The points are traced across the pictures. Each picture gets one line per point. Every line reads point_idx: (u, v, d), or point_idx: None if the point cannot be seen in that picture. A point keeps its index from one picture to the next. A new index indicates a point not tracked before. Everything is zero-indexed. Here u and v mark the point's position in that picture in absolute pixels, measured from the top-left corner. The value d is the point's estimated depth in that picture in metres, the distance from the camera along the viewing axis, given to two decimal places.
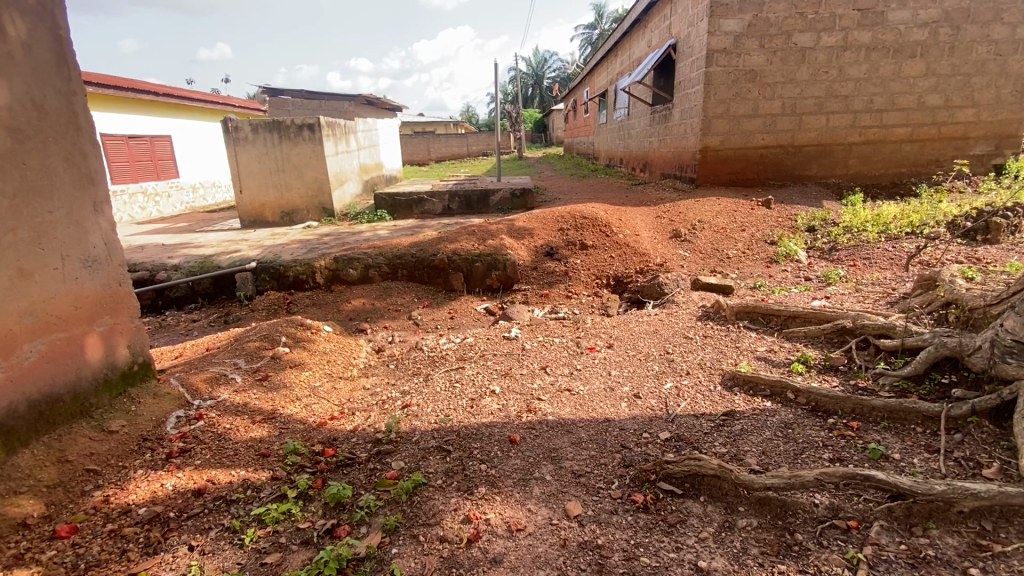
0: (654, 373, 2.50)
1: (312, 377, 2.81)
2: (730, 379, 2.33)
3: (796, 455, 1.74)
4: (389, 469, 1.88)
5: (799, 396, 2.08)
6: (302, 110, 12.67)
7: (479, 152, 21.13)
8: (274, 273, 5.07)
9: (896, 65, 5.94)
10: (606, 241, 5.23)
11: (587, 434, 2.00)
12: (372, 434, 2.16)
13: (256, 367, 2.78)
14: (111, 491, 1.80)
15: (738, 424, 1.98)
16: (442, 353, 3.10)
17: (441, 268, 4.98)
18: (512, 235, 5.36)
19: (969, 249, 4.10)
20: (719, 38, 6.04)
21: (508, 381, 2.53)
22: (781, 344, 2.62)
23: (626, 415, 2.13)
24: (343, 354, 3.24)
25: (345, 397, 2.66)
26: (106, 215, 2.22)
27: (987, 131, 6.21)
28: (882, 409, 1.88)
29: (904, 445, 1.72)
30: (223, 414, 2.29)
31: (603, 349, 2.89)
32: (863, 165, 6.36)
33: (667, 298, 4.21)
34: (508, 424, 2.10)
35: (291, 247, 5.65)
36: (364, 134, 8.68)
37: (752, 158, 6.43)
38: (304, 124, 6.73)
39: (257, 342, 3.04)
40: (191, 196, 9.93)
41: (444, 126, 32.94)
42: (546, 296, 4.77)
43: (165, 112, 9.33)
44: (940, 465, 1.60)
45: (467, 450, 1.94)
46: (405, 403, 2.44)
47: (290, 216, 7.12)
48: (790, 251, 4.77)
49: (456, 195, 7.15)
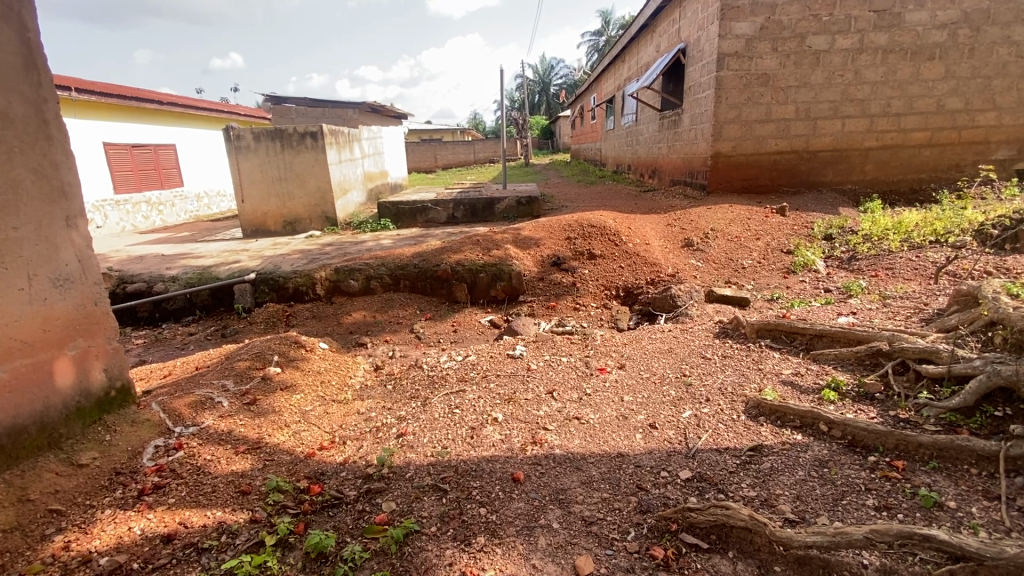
0: (671, 400, 2.30)
1: (303, 401, 2.63)
2: (754, 408, 2.13)
3: (836, 502, 1.54)
4: (379, 512, 1.70)
5: (833, 429, 1.88)
6: (307, 118, 12.60)
7: (486, 159, 21.04)
8: (273, 284, 4.93)
9: (914, 68, 5.73)
10: (615, 250, 5.03)
11: (598, 472, 1.81)
12: (363, 468, 1.99)
13: (245, 389, 2.62)
14: (73, 536, 1.63)
15: (767, 461, 1.78)
16: (443, 373, 2.92)
17: (444, 278, 4.83)
18: (518, 244, 5.17)
19: (998, 259, 3.89)
20: (730, 42, 5.87)
21: (511, 408, 2.33)
22: (808, 366, 2.42)
23: (641, 449, 1.93)
24: (339, 373, 3.06)
25: (337, 423, 2.48)
26: (81, 230, 2.08)
27: (1010, 135, 5.97)
28: (930, 446, 1.67)
29: (959, 491, 1.51)
30: (205, 444, 2.13)
31: (614, 370, 2.70)
32: (881, 171, 6.13)
33: (681, 311, 4.01)
34: (511, 459, 1.91)
35: (291, 257, 5.52)
36: (367, 142, 8.57)
37: (766, 164, 6.23)
38: (307, 132, 6.63)
39: (247, 361, 2.87)
40: (195, 205, 9.87)
41: (451, 133, 33.02)
42: (553, 308, 4.59)
43: (169, 121, 9.28)
44: (1003, 517, 1.39)
45: (465, 490, 1.75)
46: (400, 431, 2.25)
47: (292, 226, 6.99)
48: (808, 261, 4.56)
49: (461, 203, 6.99)
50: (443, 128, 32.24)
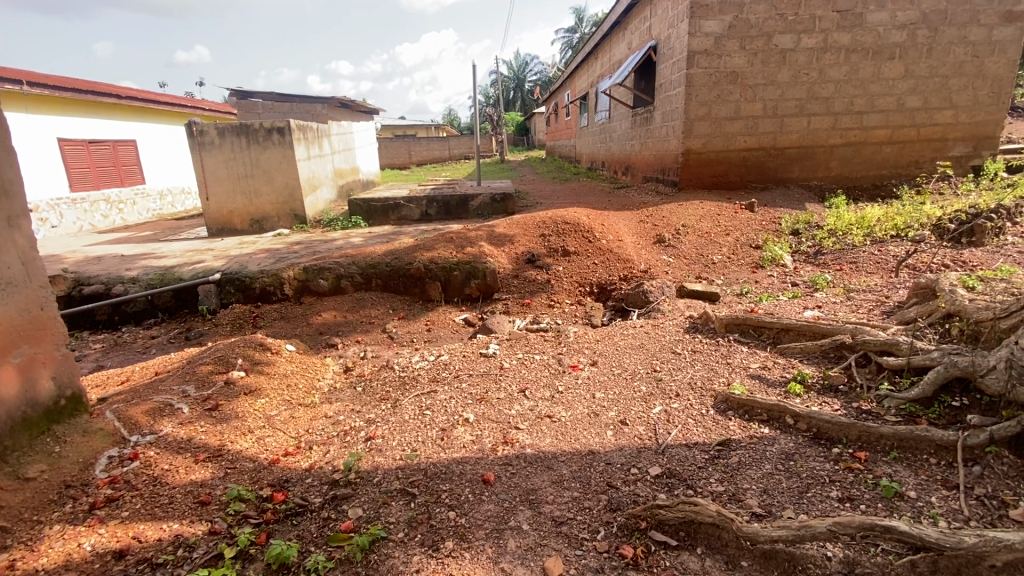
0: (642, 396, 2.30)
1: (268, 406, 2.55)
2: (723, 402, 2.15)
3: (801, 495, 1.56)
4: (344, 519, 1.65)
5: (798, 421, 1.91)
6: (274, 113, 12.24)
7: (461, 155, 20.89)
8: (239, 285, 4.78)
9: (875, 67, 5.89)
10: (589, 247, 5.04)
11: (569, 470, 1.79)
12: (329, 474, 1.93)
13: (206, 395, 2.53)
14: (18, 555, 1.54)
15: (735, 456, 1.79)
16: (415, 373, 2.87)
17: (417, 277, 4.76)
18: (491, 242, 5.13)
19: (954, 253, 4.04)
20: (699, 40, 5.93)
21: (483, 408, 2.30)
22: (775, 360, 2.45)
23: (612, 446, 1.93)
24: (307, 376, 2.98)
25: (303, 428, 2.40)
26: (24, 230, 1.96)
27: (965, 133, 6.20)
28: (891, 437, 1.71)
29: (919, 480, 1.56)
30: (163, 453, 2.05)
31: (586, 367, 2.69)
32: (845, 167, 6.30)
33: (653, 307, 4.05)
34: (482, 460, 1.88)
35: (258, 256, 5.36)
36: (338, 138, 8.39)
37: (735, 160, 6.33)
38: (274, 127, 6.44)
39: (209, 366, 2.77)
40: (158, 203, 9.52)
41: (425, 129, 32.71)
42: (527, 306, 4.58)
43: (128, 116, 8.91)
44: (961, 506, 1.44)
45: (434, 494, 1.72)
46: (368, 434, 2.20)
47: (260, 224, 6.80)
48: (776, 256, 4.66)
49: (435, 201, 6.91)
50: (417, 124, 31.89)
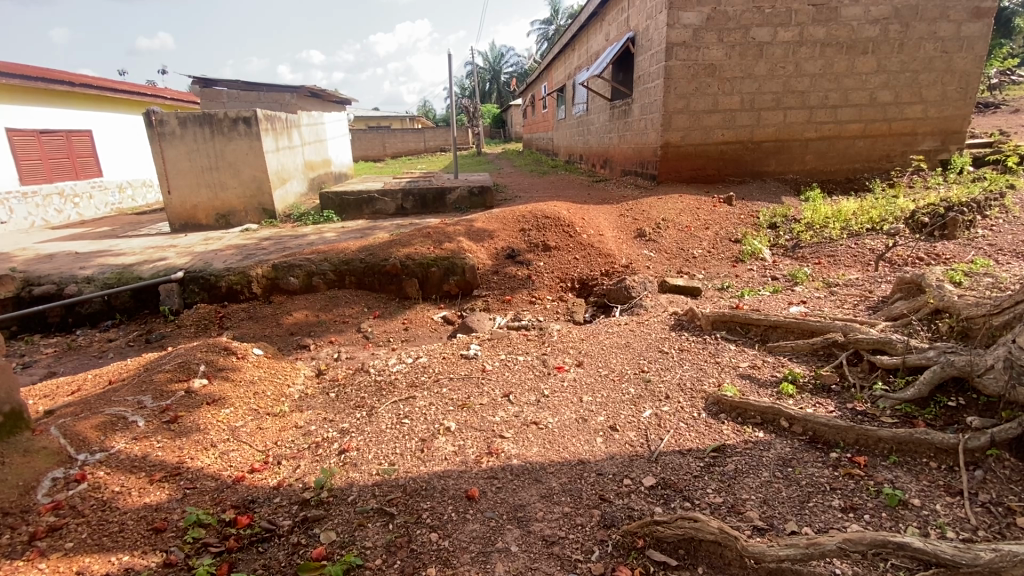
0: (631, 398, 2.21)
1: (233, 416, 2.38)
2: (715, 405, 2.07)
3: (803, 505, 1.49)
4: (316, 545, 1.52)
5: (793, 425, 1.85)
6: (238, 102, 11.67)
7: (436, 148, 20.57)
8: (204, 284, 4.52)
9: (849, 61, 5.92)
10: (570, 241, 4.94)
11: (558, 483, 1.69)
12: (300, 492, 1.79)
13: (165, 406, 2.34)
14: None
15: (732, 463, 1.71)
16: (392, 377, 2.72)
17: (393, 274, 4.58)
18: (470, 237, 4.98)
19: (929, 246, 4.09)
20: (678, 32, 5.86)
21: (464, 415, 2.17)
22: (764, 358, 2.39)
23: (603, 455, 1.83)
24: (275, 382, 2.79)
25: (272, 440, 2.24)
26: None
27: (934, 127, 6.30)
28: (890, 440, 1.65)
29: (921, 487, 1.50)
30: (114, 473, 1.86)
31: (572, 369, 2.58)
32: (819, 161, 6.33)
33: (636, 303, 3.98)
34: (466, 473, 1.76)
35: (224, 253, 5.10)
36: (308, 129, 8.08)
37: (713, 154, 6.31)
38: (239, 117, 6.13)
39: (168, 374, 2.57)
40: (117, 197, 9.05)
41: (400, 121, 32.19)
42: (507, 302, 4.46)
43: (83, 104, 8.41)
44: (967, 514, 1.38)
45: (414, 513, 1.59)
46: (342, 446, 2.05)
47: (226, 219, 6.49)
48: (756, 250, 4.64)
49: (410, 194, 6.71)
50: (392, 116, 31.30)
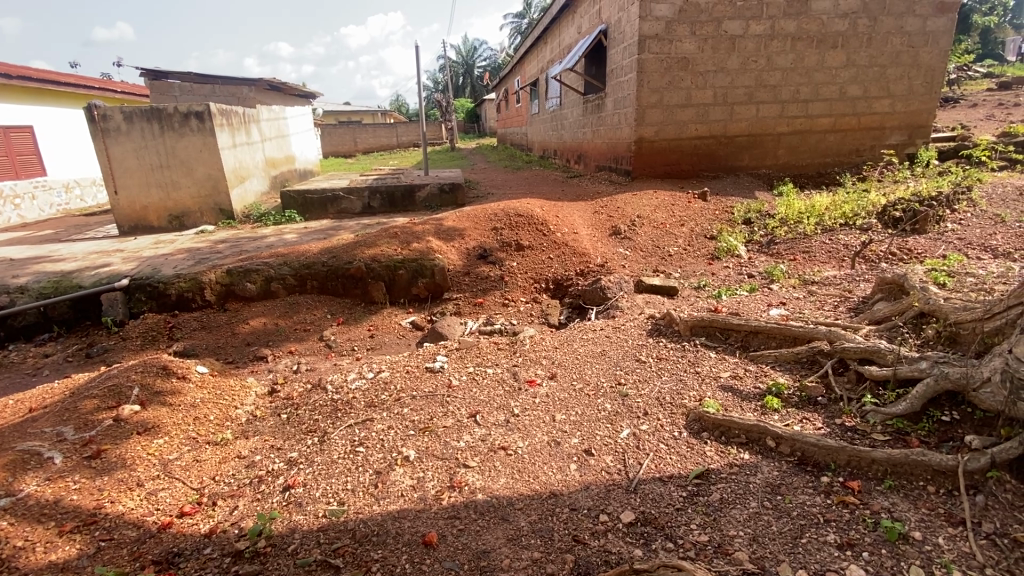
0: (607, 416, 2.05)
1: (167, 448, 2.13)
2: (696, 422, 1.92)
3: (795, 542, 1.35)
4: None
5: (781, 445, 1.71)
6: (191, 95, 11.04)
7: (408, 143, 20.12)
8: (151, 292, 4.18)
9: (819, 56, 5.89)
10: (543, 240, 4.76)
11: (527, 522, 1.51)
12: (233, 542, 1.58)
13: (87, 439, 2.09)
14: None
15: (716, 492, 1.56)
16: (350, 395, 2.49)
17: (358, 277, 4.32)
18: (439, 236, 4.75)
19: (901, 241, 4.06)
20: (650, 24, 5.74)
21: (426, 440, 1.97)
22: (746, 367, 2.26)
23: (576, 485, 1.66)
24: (220, 405, 2.53)
25: (210, 474, 2.01)
26: None
27: (902, 122, 6.33)
28: (884, 462, 1.52)
29: (921, 516, 1.37)
30: (18, 524, 1.62)
31: (545, 382, 2.40)
32: (791, 156, 6.31)
33: (611, 304, 3.84)
34: (425, 514, 1.57)
35: (175, 258, 4.76)
36: (268, 124, 7.69)
37: (686, 149, 6.21)
38: (190, 112, 5.75)
39: (95, 401, 2.29)
40: (63, 197, 8.49)
41: (371, 117, 31.62)
42: (479, 306, 4.27)
43: (21, 98, 7.83)
44: (973, 548, 1.26)
45: (364, 565, 1.40)
46: (288, 482, 1.84)
47: (179, 220, 6.11)
48: (731, 247, 4.55)
49: (378, 192, 6.44)
50: (363, 111, 30.64)
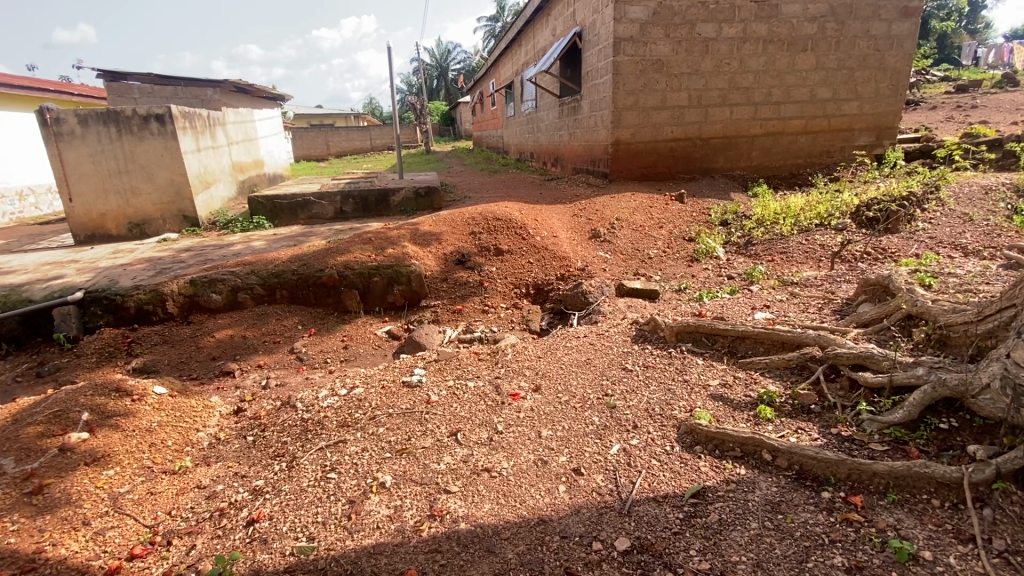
0: (595, 430, 1.95)
1: (118, 480, 1.95)
2: (688, 435, 1.83)
3: (801, 567, 1.27)
4: None
5: (777, 458, 1.63)
6: (152, 98, 10.60)
7: (382, 147, 19.82)
8: (107, 305, 3.92)
9: (790, 58, 5.96)
10: (522, 244, 4.66)
11: (515, 553, 1.40)
12: None
13: (28, 471, 1.88)
14: None
15: (715, 513, 1.47)
16: (322, 414, 2.34)
17: (331, 285, 4.14)
18: (415, 241, 4.60)
19: (875, 240, 4.09)
20: (625, 26, 5.71)
21: (404, 463, 1.84)
22: (735, 374, 2.18)
23: (566, 508, 1.56)
24: (179, 429, 2.34)
25: (165, 508, 1.84)
26: None
27: (869, 123, 6.44)
28: (886, 475, 1.46)
29: (928, 533, 1.31)
30: None
31: (529, 396, 2.29)
32: (765, 157, 6.35)
33: (592, 310, 3.76)
34: (404, 548, 1.45)
35: (134, 268, 4.50)
36: (234, 127, 7.42)
37: (663, 151, 6.20)
38: (150, 115, 5.47)
39: (39, 429, 2.08)
40: (15, 205, 8.07)
41: (344, 120, 31.12)
42: (458, 313, 4.14)
43: None
44: (985, 567, 1.20)
45: None
46: (252, 515, 1.69)
47: (140, 228, 5.82)
48: (710, 248, 4.52)
49: (351, 196, 6.25)
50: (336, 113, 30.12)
